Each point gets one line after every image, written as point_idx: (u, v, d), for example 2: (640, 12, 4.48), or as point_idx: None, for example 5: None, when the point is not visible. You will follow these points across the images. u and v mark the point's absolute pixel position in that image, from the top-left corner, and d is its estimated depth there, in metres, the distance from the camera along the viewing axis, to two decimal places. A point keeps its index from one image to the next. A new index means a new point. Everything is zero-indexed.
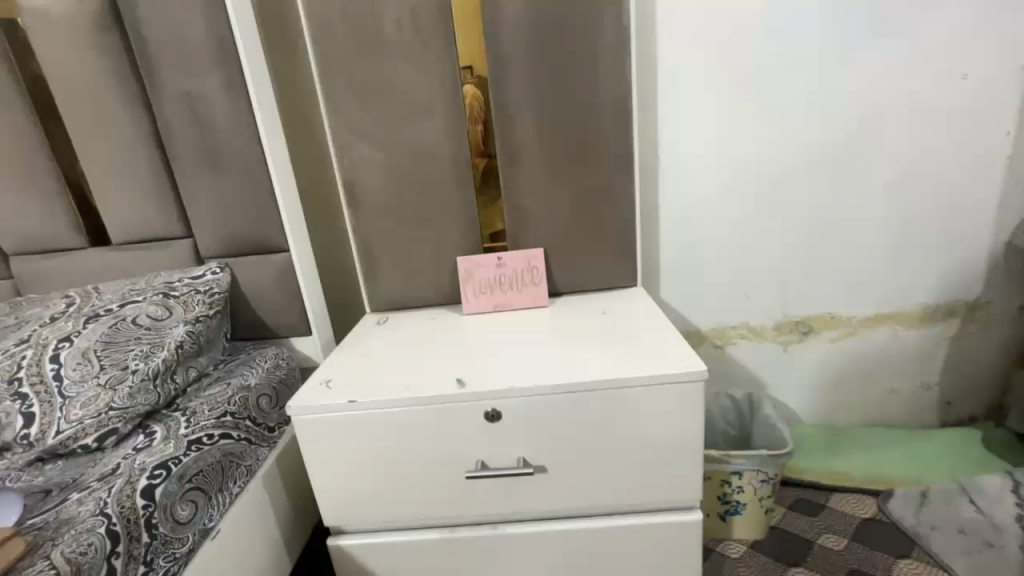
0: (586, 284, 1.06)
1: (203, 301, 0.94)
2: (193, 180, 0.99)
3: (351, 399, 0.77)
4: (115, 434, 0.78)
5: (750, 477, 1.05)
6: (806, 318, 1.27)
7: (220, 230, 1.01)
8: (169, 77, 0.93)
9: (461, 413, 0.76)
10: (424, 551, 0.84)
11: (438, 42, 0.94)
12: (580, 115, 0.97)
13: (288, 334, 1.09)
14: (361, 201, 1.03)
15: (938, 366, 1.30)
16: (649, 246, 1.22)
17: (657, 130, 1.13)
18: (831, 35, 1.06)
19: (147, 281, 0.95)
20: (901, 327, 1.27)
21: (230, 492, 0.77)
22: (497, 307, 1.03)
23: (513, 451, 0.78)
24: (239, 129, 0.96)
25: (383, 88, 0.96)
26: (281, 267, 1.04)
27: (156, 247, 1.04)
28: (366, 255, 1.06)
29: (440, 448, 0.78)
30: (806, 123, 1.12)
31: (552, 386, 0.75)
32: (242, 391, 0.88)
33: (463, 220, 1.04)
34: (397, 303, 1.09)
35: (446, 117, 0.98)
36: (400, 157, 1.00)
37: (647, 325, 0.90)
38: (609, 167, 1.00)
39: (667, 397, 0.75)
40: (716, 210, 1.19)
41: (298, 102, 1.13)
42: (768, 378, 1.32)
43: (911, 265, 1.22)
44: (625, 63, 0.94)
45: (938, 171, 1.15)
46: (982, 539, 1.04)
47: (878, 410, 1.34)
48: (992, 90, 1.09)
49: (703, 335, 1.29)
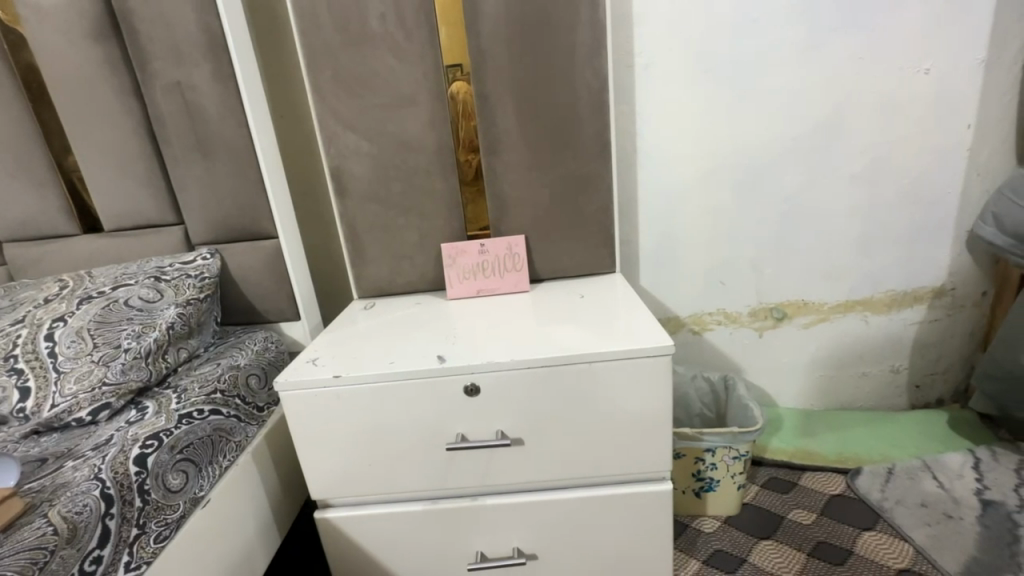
0: (566, 270, 1.10)
1: (194, 285, 0.97)
2: (183, 168, 1.02)
3: (335, 374, 0.80)
4: (108, 408, 0.81)
5: (723, 454, 1.09)
6: (779, 304, 1.32)
7: (210, 217, 1.05)
8: (161, 67, 0.96)
9: (441, 387, 0.80)
10: (407, 523, 0.87)
11: (422, 34, 0.97)
12: (560, 105, 1.01)
13: (277, 319, 1.12)
14: (347, 189, 1.06)
15: (906, 351, 1.35)
16: (628, 234, 1.27)
17: (634, 120, 1.17)
18: (798, 30, 1.11)
19: (138, 266, 0.98)
20: (870, 313, 1.32)
21: (220, 465, 0.81)
22: (479, 292, 1.07)
23: (492, 424, 0.82)
24: (229, 118, 0.99)
25: (368, 80, 1.00)
26: (269, 252, 1.07)
27: (148, 233, 1.07)
28: (353, 241, 1.09)
29: (423, 421, 0.82)
30: (776, 115, 1.17)
31: (527, 361, 0.78)
32: (232, 371, 0.92)
33: (446, 207, 1.07)
34: (383, 288, 1.13)
35: (430, 107, 1.02)
36: (385, 146, 1.04)
37: (622, 306, 0.94)
38: (587, 155, 1.04)
39: (637, 371, 0.79)
40: (692, 199, 1.23)
41: (287, 93, 1.16)
42: (743, 363, 1.37)
43: (878, 252, 1.27)
44: (601, 55, 0.98)
45: (903, 161, 1.20)
46: (942, 511, 1.08)
47: (849, 393, 1.39)
48: (952, 84, 1.15)
49: (681, 322, 1.34)
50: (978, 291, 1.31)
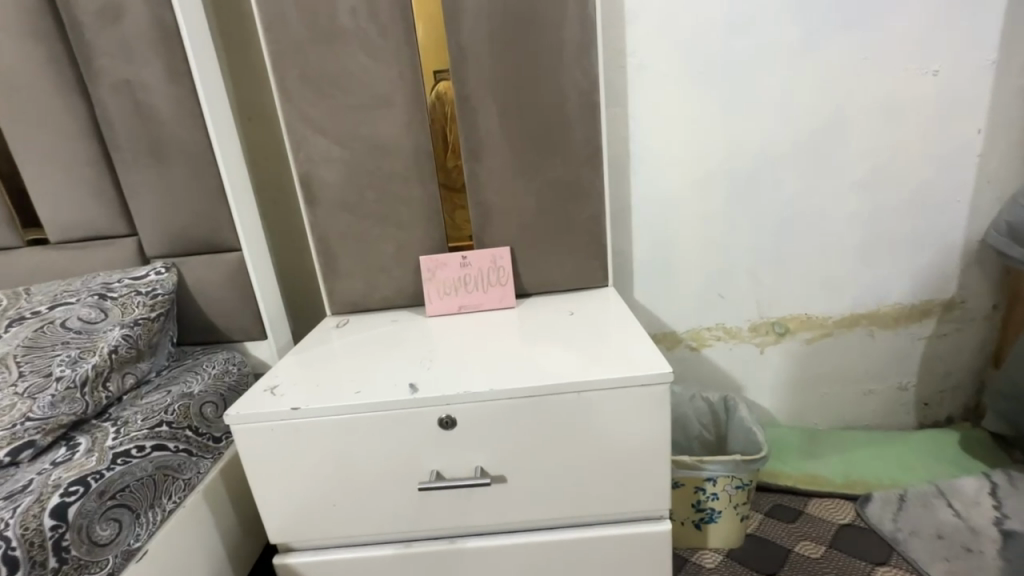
0: (555, 284, 1.02)
1: (144, 303, 0.89)
2: (135, 174, 0.93)
3: (294, 406, 0.72)
4: (31, 447, 0.70)
5: (725, 483, 1.00)
6: (781, 318, 1.24)
7: (166, 228, 0.96)
8: (108, 64, 0.87)
9: (413, 420, 0.72)
10: (377, 569, 0.78)
11: (397, 30, 0.90)
12: (546, 107, 0.93)
13: (241, 338, 1.03)
14: (317, 197, 0.98)
15: (913, 368, 1.28)
16: (621, 246, 1.19)
17: (627, 124, 1.10)
18: (797, 29, 1.05)
19: (83, 282, 0.90)
20: (876, 327, 1.25)
21: (162, 509, 0.72)
22: (461, 308, 0.99)
23: (470, 459, 0.74)
24: (185, 120, 0.90)
25: (340, 79, 0.92)
26: (230, 266, 0.98)
27: (98, 245, 0.98)
28: (323, 253, 1.01)
29: (394, 457, 0.74)
30: (776, 119, 1.10)
31: (510, 391, 0.70)
32: (184, 399, 0.83)
33: (425, 217, 0.99)
34: (357, 304, 1.04)
35: (406, 109, 0.94)
36: (358, 151, 0.96)
37: (614, 325, 0.86)
38: (577, 160, 0.96)
39: (631, 401, 0.71)
40: (686, 208, 1.16)
41: (256, 94, 1.08)
42: (744, 381, 1.29)
43: (883, 264, 1.20)
44: (590, 55, 0.91)
45: (909, 167, 1.13)
46: (960, 543, 1.00)
47: (854, 412, 1.32)
48: (960, 86, 1.08)
49: (678, 337, 1.26)
50: (989, 304, 1.24)
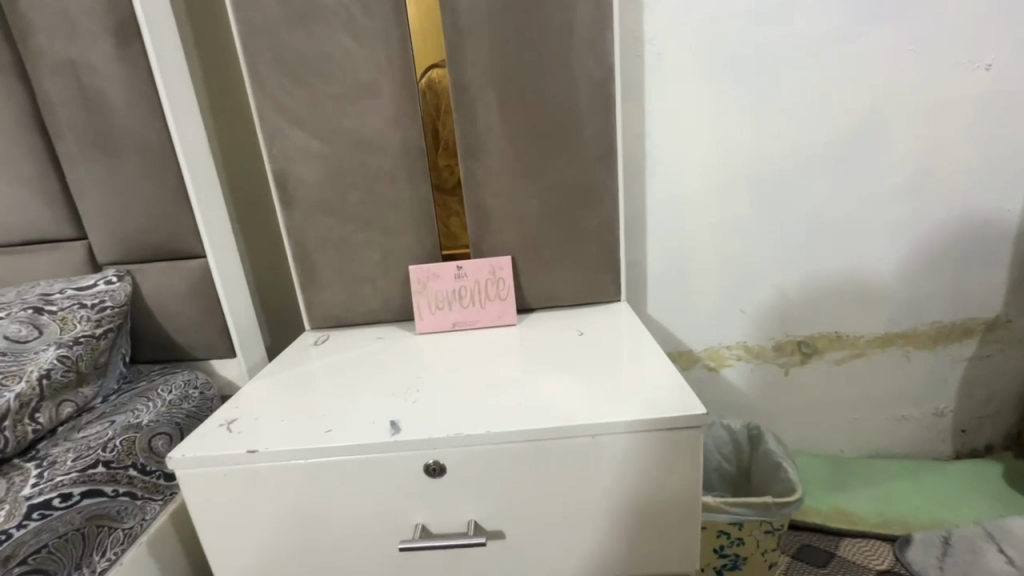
0: (561, 299, 0.91)
1: (89, 318, 0.77)
2: (83, 170, 0.81)
3: (252, 449, 0.60)
4: None
5: (753, 528, 0.88)
6: (808, 337, 1.13)
7: (119, 231, 0.84)
8: (49, 42, 0.75)
9: (395, 466, 0.60)
10: None
11: (384, 7, 0.78)
12: (554, 98, 0.82)
13: (206, 356, 0.91)
14: (292, 198, 0.86)
15: (951, 392, 1.17)
16: (634, 255, 1.07)
17: (643, 120, 0.99)
18: (836, 16, 0.94)
19: (19, 292, 0.78)
20: (913, 348, 1.14)
21: (92, 569, 0.60)
22: (455, 325, 0.87)
23: (462, 513, 0.62)
24: (140, 108, 0.78)
25: (319, 65, 0.80)
26: (193, 275, 0.86)
27: (43, 249, 0.86)
28: (300, 262, 0.89)
29: (373, 510, 0.62)
30: (809, 116, 0.99)
31: (512, 435, 0.58)
32: (129, 432, 0.71)
33: (415, 221, 0.88)
34: (339, 319, 0.92)
35: (395, 100, 0.82)
36: (339, 146, 0.84)
37: (631, 349, 0.75)
38: (587, 159, 0.85)
39: (658, 448, 0.60)
40: (706, 215, 1.04)
41: (228, 81, 0.96)
42: (765, 405, 1.17)
43: (922, 278, 1.09)
44: (605, 39, 0.80)
45: (955, 171, 1.02)
46: None
47: (887, 440, 1.20)
48: (1015, 82, 0.97)
49: (694, 356, 1.14)
50: None
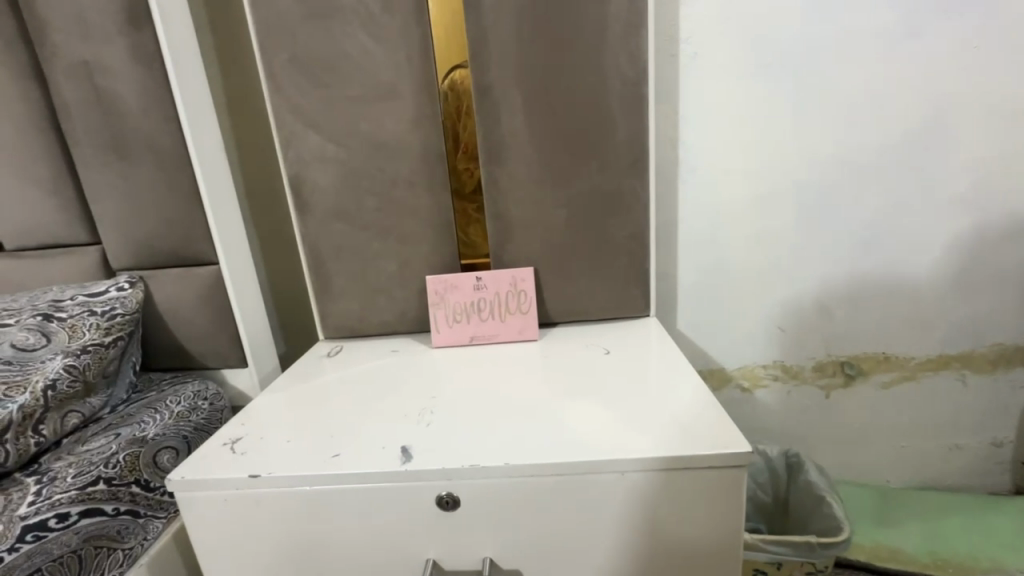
0: (586, 313, 0.85)
1: (98, 325, 0.75)
2: (98, 173, 0.79)
3: (254, 474, 0.56)
4: None
5: (793, 568, 0.81)
6: (852, 358, 1.05)
7: (132, 236, 0.82)
8: (66, 42, 0.74)
9: (406, 497, 0.55)
10: None
11: (404, 4, 0.74)
12: (582, 100, 0.76)
13: (217, 366, 0.88)
14: (307, 203, 0.83)
15: (1012, 421, 1.07)
16: (663, 267, 1.01)
17: (677, 125, 0.93)
18: (891, 13, 0.86)
19: (32, 297, 0.77)
20: (969, 372, 1.04)
21: None
22: (473, 339, 0.82)
23: (477, 549, 0.57)
24: (154, 110, 0.76)
25: (336, 65, 0.77)
26: (205, 282, 0.83)
27: (58, 254, 0.84)
28: (314, 269, 0.86)
29: (381, 543, 0.57)
30: (858, 120, 0.91)
31: (533, 468, 0.53)
32: (133, 447, 0.68)
33: (433, 229, 0.83)
34: (352, 330, 0.89)
35: (414, 102, 0.78)
36: (356, 150, 0.80)
37: (663, 371, 0.69)
38: (617, 165, 0.79)
39: (695, 488, 0.53)
40: (742, 226, 0.98)
41: (246, 84, 0.94)
42: (802, 429, 1.09)
43: (981, 296, 1.00)
44: (639, 36, 0.74)
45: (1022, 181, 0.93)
46: None
47: (937, 470, 1.10)
48: None
49: (727, 376, 1.07)
50: None
